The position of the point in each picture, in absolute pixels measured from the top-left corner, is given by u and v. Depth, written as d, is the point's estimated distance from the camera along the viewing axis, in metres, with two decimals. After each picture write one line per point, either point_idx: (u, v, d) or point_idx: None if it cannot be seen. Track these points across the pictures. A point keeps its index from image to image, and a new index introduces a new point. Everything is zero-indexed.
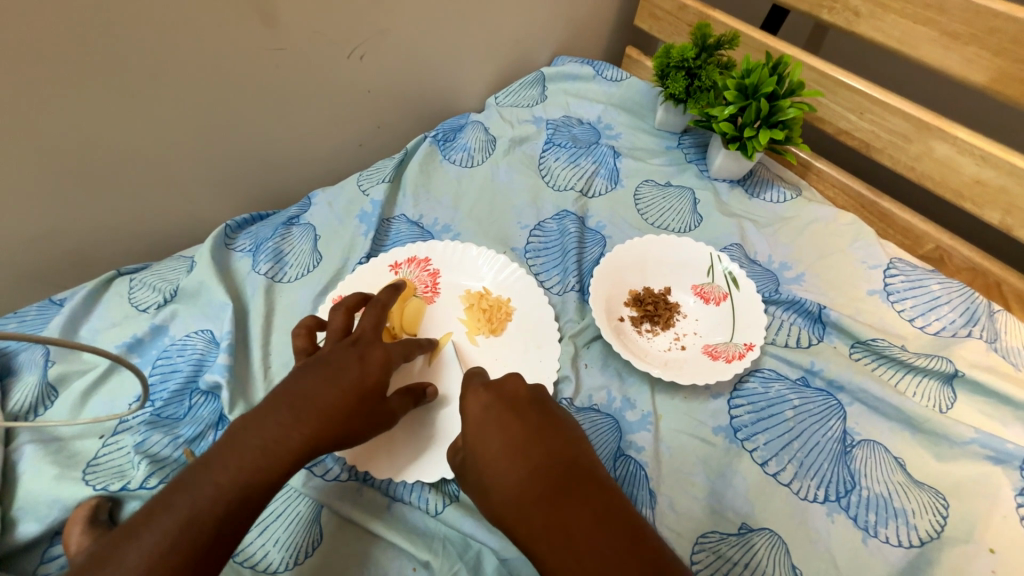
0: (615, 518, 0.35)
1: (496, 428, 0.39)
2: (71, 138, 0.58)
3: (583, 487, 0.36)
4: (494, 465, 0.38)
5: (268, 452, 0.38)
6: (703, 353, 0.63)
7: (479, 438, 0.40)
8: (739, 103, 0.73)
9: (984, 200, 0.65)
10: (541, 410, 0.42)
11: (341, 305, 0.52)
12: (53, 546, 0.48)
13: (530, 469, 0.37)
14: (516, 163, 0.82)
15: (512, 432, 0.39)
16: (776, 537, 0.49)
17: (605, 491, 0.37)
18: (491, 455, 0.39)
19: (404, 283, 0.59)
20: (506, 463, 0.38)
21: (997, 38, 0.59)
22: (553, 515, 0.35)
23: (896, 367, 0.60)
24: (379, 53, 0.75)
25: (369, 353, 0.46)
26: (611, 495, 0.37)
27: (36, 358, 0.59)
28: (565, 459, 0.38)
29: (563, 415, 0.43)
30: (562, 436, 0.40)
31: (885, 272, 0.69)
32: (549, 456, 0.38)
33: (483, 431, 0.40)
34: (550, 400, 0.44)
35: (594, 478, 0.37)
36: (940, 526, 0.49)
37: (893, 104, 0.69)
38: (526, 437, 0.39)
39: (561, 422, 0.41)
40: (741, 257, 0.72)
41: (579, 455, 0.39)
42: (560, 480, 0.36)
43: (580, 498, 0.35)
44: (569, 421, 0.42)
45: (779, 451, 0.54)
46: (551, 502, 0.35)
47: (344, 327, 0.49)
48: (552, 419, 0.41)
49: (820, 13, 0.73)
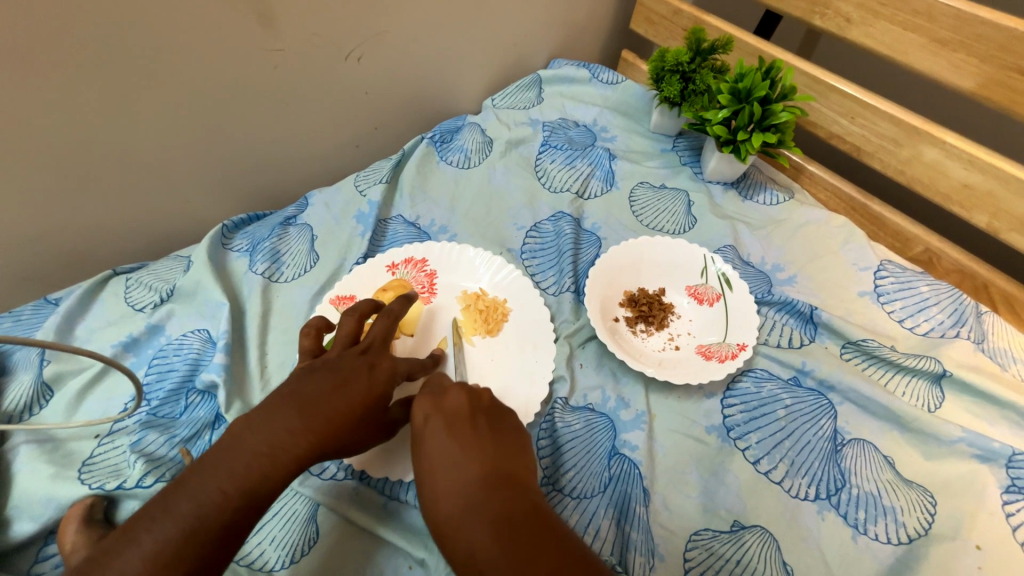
0: (523, 526, 0.33)
1: (430, 443, 0.40)
2: (68, 137, 0.58)
3: (502, 498, 0.36)
4: (427, 478, 0.39)
5: (274, 459, 0.39)
6: (697, 353, 0.63)
7: (418, 453, 0.41)
8: (732, 106, 0.74)
9: (972, 204, 0.66)
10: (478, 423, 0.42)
11: (353, 311, 0.52)
12: (47, 545, 0.48)
13: (455, 484, 0.37)
14: (513, 164, 0.82)
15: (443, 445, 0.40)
16: (767, 534, 0.50)
17: (524, 502, 0.36)
18: (425, 470, 0.40)
19: (416, 294, 0.59)
20: (435, 479, 0.39)
21: (984, 44, 0.60)
22: (465, 532, 0.34)
23: (885, 366, 0.61)
24: (376, 55, 0.75)
25: (377, 363, 0.47)
26: (532, 504, 0.36)
27: (31, 357, 0.59)
28: (489, 470, 0.38)
29: (508, 424, 0.43)
30: (498, 446, 0.40)
31: (875, 273, 0.70)
32: (475, 469, 0.38)
33: (422, 446, 0.41)
34: (493, 413, 0.44)
35: (517, 488, 0.37)
36: (927, 523, 0.50)
37: (883, 108, 0.70)
38: (455, 451, 0.39)
39: (503, 433, 0.42)
40: (734, 258, 0.72)
41: (509, 465, 0.39)
42: (480, 493, 0.36)
43: (496, 510, 0.35)
44: (513, 432, 0.43)
45: (770, 450, 0.55)
46: (467, 517, 0.35)
47: (353, 332, 0.50)
48: (492, 430, 0.42)
49: (812, 19, 0.74)
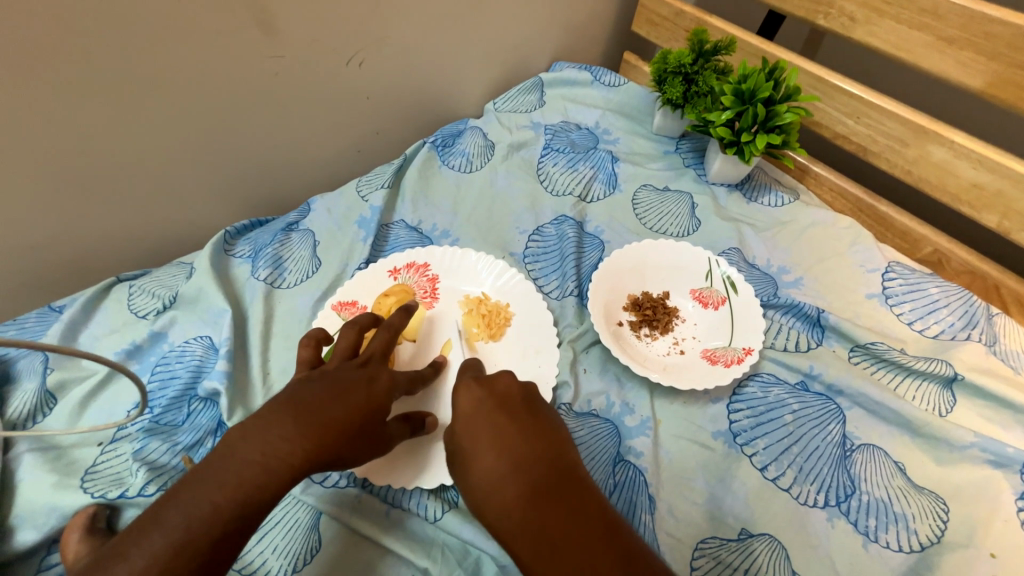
0: (590, 519, 0.34)
1: (484, 425, 0.39)
2: (70, 145, 0.58)
3: (565, 490, 0.35)
4: (480, 461, 0.38)
5: (267, 467, 0.38)
6: (702, 357, 0.63)
7: (467, 435, 0.40)
8: (735, 108, 0.73)
9: (981, 204, 0.65)
10: (529, 412, 0.41)
11: (354, 324, 0.52)
12: (50, 554, 0.47)
13: (514, 469, 0.36)
14: (515, 168, 0.82)
15: (499, 429, 0.39)
16: (775, 542, 0.49)
17: (585, 495, 0.36)
18: (477, 453, 0.38)
19: (415, 304, 0.59)
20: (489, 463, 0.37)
21: (992, 42, 0.59)
22: (530, 520, 0.34)
23: (894, 370, 0.60)
24: (377, 60, 0.75)
25: (377, 377, 0.48)
26: (593, 497, 0.36)
27: (35, 365, 0.59)
28: (548, 459, 0.37)
29: (555, 416, 0.43)
30: (552, 436, 0.39)
31: (883, 275, 0.69)
32: (534, 456, 0.37)
33: (473, 427, 0.40)
34: (540, 402, 0.44)
35: (577, 480, 0.37)
36: (940, 530, 0.49)
37: (889, 108, 0.69)
38: (512, 437, 0.38)
39: (554, 422, 0.41)
40: (740, 261, 0.72)
41: (565, 456, 0.38)
42: (542, 481, 0.36)
43: (562, 502, 0.35)
44: (561, 424, 0.42)
45: (778, 456, 0.54)
46: (531, 505, 0.35)
47: (353, 345, 0.50)
48: (544, 420, 0.41)
49: (816, 19, 0.73)
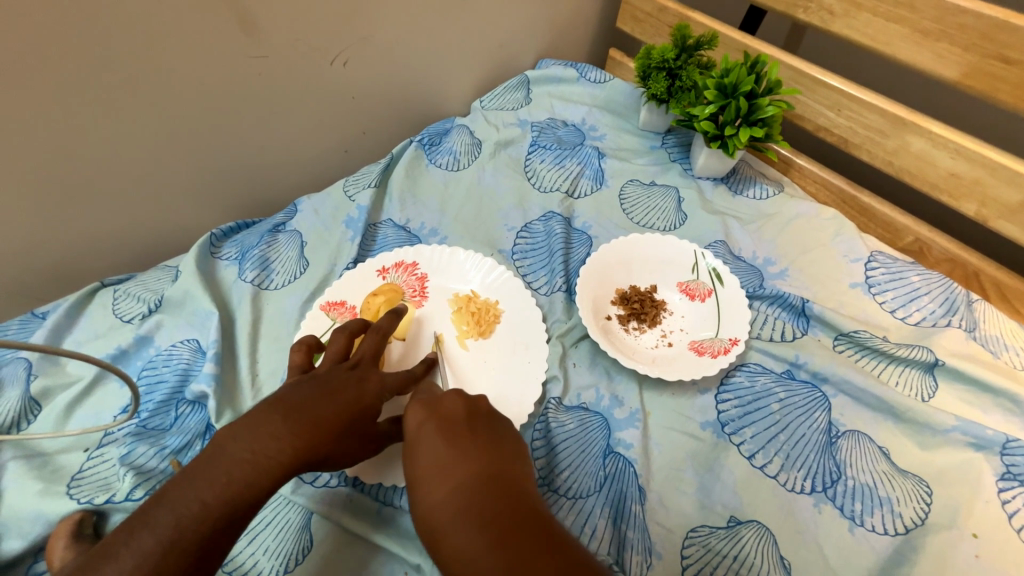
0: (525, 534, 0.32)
1: (424, 448, 0.39)
2: (52, 149, 0.58)
3: (497, 507, 0.34)
4: (418, 483, 0.37)
5: (256, 466, 0.38)
6: (690, 349, 0.63)
7: (410, 460, 0.39)
8: (719, 102, 0.74)
9: (960, 193, 0.66)
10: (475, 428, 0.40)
11: (343, 330, 0.53)
12: (36, 562, 0.47)
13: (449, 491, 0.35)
14: (502, 166, 0.82)
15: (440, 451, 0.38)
16: (764, 529, 0.50)
17: (522, 508, 0.34)
18: (417, 476, 0.38)
19: (406, 307, 0.60)
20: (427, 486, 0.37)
21: (967, 34, 0.60)
22: (460, 540, 0.33)
23: (878, 357, 0.61)
24: (362, 59, 0.75)
25: (364, 377, 0.48)
26: (530, 510, 0.34)
27: (18, 372, 0.58)
28: (485, 476, 0.36)
29: (504, 429, 0.41)
30: (494, 450, 0.38)
31: (866, 265, 0.70)
32: (469, 476, 0.36)
33: (415, 451, 0.40)
34: (491, 415, 0.42)
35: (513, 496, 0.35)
36: (924, 512, 0.50)
37: (869, 100, 0.70)
38: (451, 456, 0.38)
39: (499, 437, 0.40)
40: (726, 253, 0.72)
41: (507, 468, 0.37)
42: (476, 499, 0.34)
43: (493, 520, 0.33)
44: (510, 437, 0.41)
45: (765, 444, 0.55)
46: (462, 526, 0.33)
47: (343, 349, 0.50)
48: (488, 433, 0.40)
49: (796, 13, 0.74)
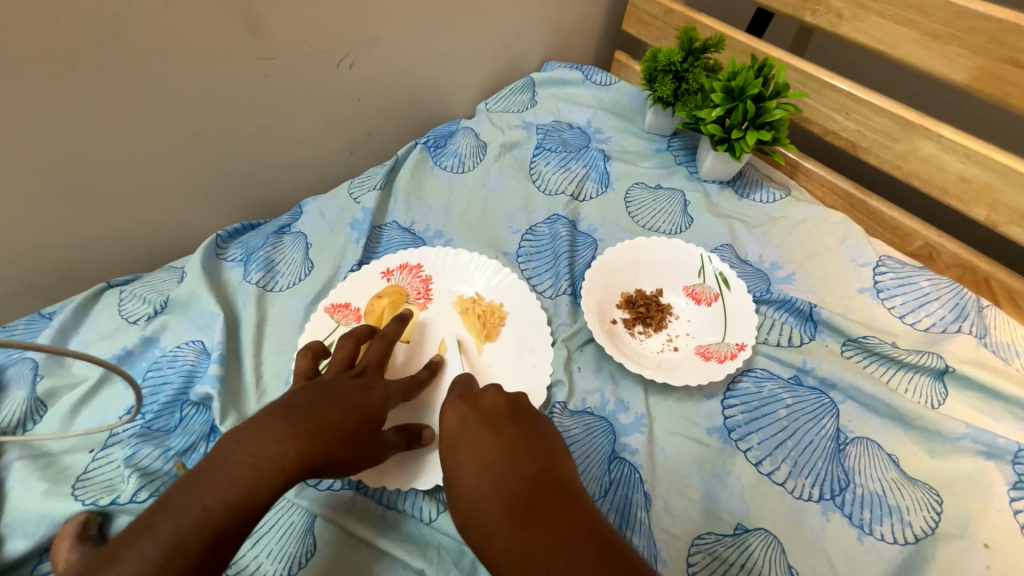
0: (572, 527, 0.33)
1: (468, 442, 0.40)
2: (59, 151, 0.58)
3: (551, 502, 0.35)
4: (462, 478, 0.38)
5: (259, 469, 0.38)
6: (696, 354, 0.63)
7: (452, 456, 0.40)
8: (726, 105, 0.73)
9: (969, 197, 0.66)
10: (516, 424, 0.41)
11: (350, 335, 0.52)
12: (41, 563, 0.47)
13: (500, 487, 0.36)
14: (507, 168, 0.82)
15: (485, 447, 0.39)
16: (771, 537, 0.49)
17: (566, 503, 0.35)
18: (460, 472, 0.39)
19: (410, 314, 0.60)
20: (474, 484, 0.37)
21: (978, 37, 0.59)
22: (513, 535, 0.33)
23: (887, 363, 0.60)
24: (367, 61, 0.75)
25: (370, 387, 0.48)
26: (575, 505, 0.35)
27: (24, 372, 0.58)
28: (532, 471, 0.37)
29: (543, 427, 0.43)
30: (533, 445, 0.39)
31: (874, 269, 0.69)
32: (516, 470, 0.37)
33: (458, 449, 0.40)
34: (527, 411, 0.44)
35: (562, 491, 0.36)
36: (934, 522, 0.49)
37: (877, 103, 0.69)
38: (493, 450, 0.39)
39: (542, 434, 0.41)
40: (732, 257, 0.72)
41: (549, 464, 0.38)
42: (527, 491, 0.35)
43: (542, 515, 0.34)
44: (549, 434, 0.42)
45: (773, 451, 0.54)
46: (514, 518, 0.34)
47: (349, 356, 0.51)
48: (531, 432, 0.41)
49: (804, 16, 0.74)
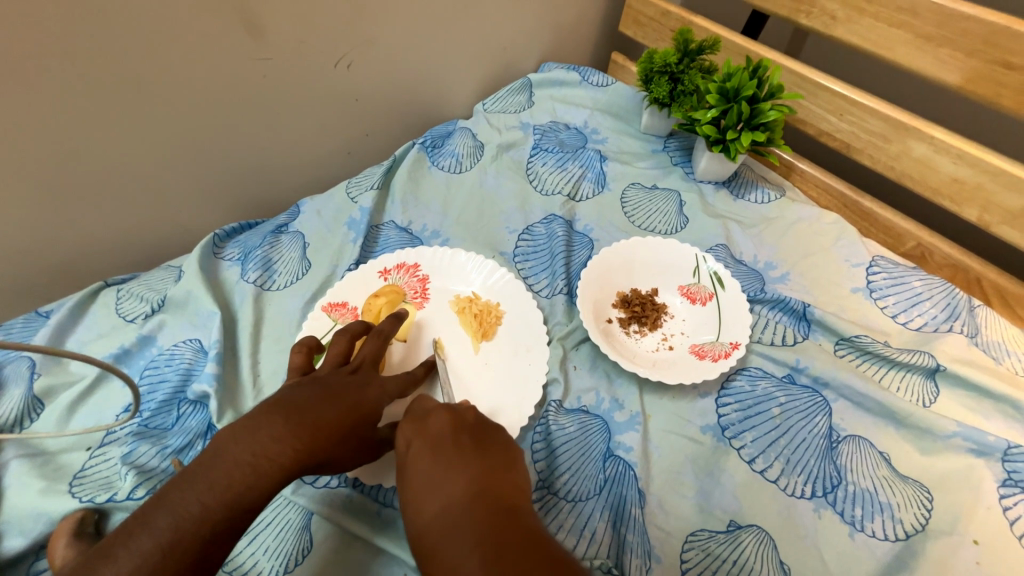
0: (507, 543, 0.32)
1: (414, 468, 0.40)
2: (58, 149, 0.58)
3: (489, 518, 0.34)
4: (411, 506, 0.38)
5: (257, 468, 0.38)
6: (691, 353, 0.63)
7: (404, 484, 0.40)
8: (720, 106, 0.74)
9: (962, 198, 0.66)
10: (461, 440, 0.41)
11: (345, 331, 0.53)
12: (38, 560, 0.47)
13: (439, 511, 0.36)
14: (504, 168, 0.82)
15: (428, 472, 0.39)
16: (764, 534, 0.50)
17: (506, 521, 0.34)
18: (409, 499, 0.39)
19: (406, 312, 0.60)
20: (419, 510, 0.37)
21: (969, 39, 0.60)
22: (454, 556, 0.32)
23: (879, 362, 0.61)
24: (365, 61, 0.75)
25: (367, 383, 0.48)
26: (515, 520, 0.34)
27: (22, 371, 0.58)
28: (468, 491, 0.36)
29: (493, 440, 0.42)
30: (478, 462, 0.39)
31: (868, 269, 0.70)
32: (456, 492, 0.36)
33: (410, 475, 0.40)
34: (477, 423, 0.43)
35: (498, 507, 0.35)
36: (924, 519, 0.50)
37: (871, 105, 0.70)
38: (435, 472, 0.38)
39: (490, 447, 0.41)
40: (727, 257, 0.72)
41: (492, 480, 0.37)
42: (463, 512, 0.35)
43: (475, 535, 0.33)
44: (499, 447, 0.41)
45: (766, 448, 0.55)
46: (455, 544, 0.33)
47: (344, 352, 0.51)
48: (480, 447, 0.40)
49: (799, 18, 0.74)
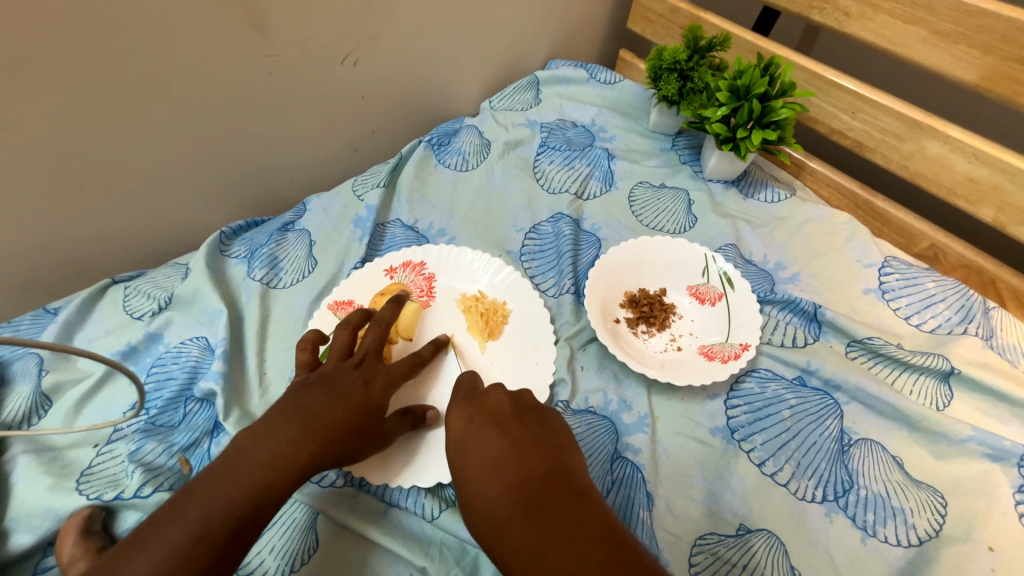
0: (586, 525, 0.33)
1: (476, 441, 0.41)
2: (65, 146, 0.58)
3: (564, 498, 0.35)
4: (471, 477, 0.39)
5: (277, 466, 0.38)
6: (699, 354, 0.62)
7: (461, 455, 0.41)
8: (731, 104, 0.73)
9: (977, 198, 0.65)
10: (524, 420, 0.42)
11: (346, 325, 0.52)
12: (46, 556, 0.47)
13: (509, 483, 0.37)
14: (512, 166, 0.82)
15: (494, 447, 0.40)
16: (774, 537, 0.49)
17: (579, 502, 0.35)
18: (469, 470, 0.39)
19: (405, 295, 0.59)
20: (483, 480, 0.38)
21: (987, 36, 0.59)
22: (528, 533, 0.34)
23: (892, 365, 0.60)
24: (372, 58, 0.75)
25: (372, 377, 0.48)
26: (588, 503, 0.35)
27: (30, 367, 0.58)
28: (540, 470, 0.37)
29: (554, 423, 0.43)
30: (545, 442, 0.40)
31: (880, 270, 0.69)
32: (526, 468, 0.37)
33: (468, 447, 0.41)
34: (534, 404, 0.45)
35: (572, 487, 0.36)
36: (938, 524, 0.49)
37: (885, 102, 0.69)
38: (502, 448, 0.39)
39: (552, 430, 0.42)
40: (736, 257, 0.71)
41: (560, 461, 0.39)
42: (537, 489, 0.36)
43: (550, 515, 0.34)
44: (558, 428, 0.42)
45: (776, 452, 0.54)
46: (523, 516, 0.35)
47: (347, 345, 0.50)
48: (541, 429, 0.41)
49: (811, 14, 0.73)
